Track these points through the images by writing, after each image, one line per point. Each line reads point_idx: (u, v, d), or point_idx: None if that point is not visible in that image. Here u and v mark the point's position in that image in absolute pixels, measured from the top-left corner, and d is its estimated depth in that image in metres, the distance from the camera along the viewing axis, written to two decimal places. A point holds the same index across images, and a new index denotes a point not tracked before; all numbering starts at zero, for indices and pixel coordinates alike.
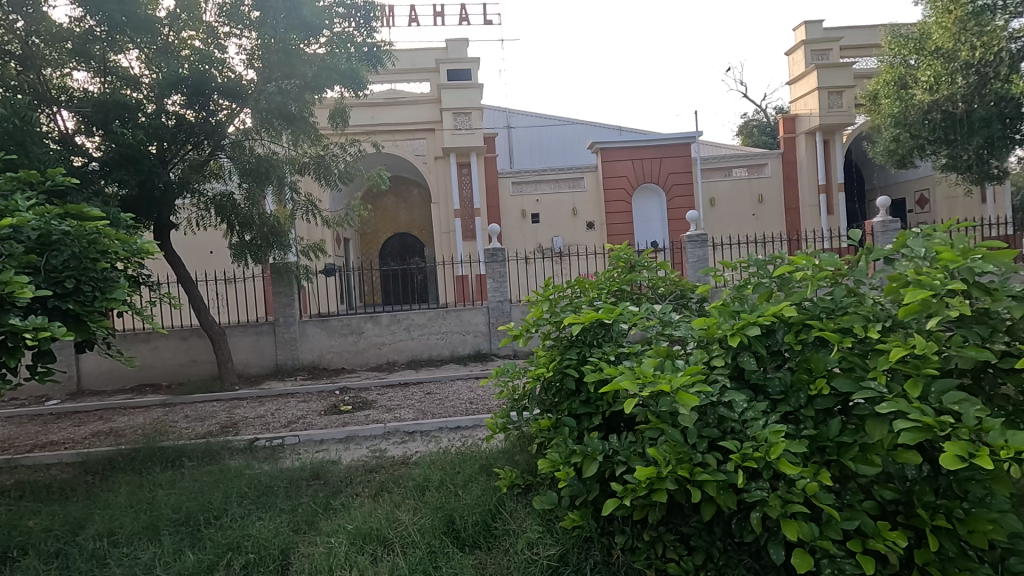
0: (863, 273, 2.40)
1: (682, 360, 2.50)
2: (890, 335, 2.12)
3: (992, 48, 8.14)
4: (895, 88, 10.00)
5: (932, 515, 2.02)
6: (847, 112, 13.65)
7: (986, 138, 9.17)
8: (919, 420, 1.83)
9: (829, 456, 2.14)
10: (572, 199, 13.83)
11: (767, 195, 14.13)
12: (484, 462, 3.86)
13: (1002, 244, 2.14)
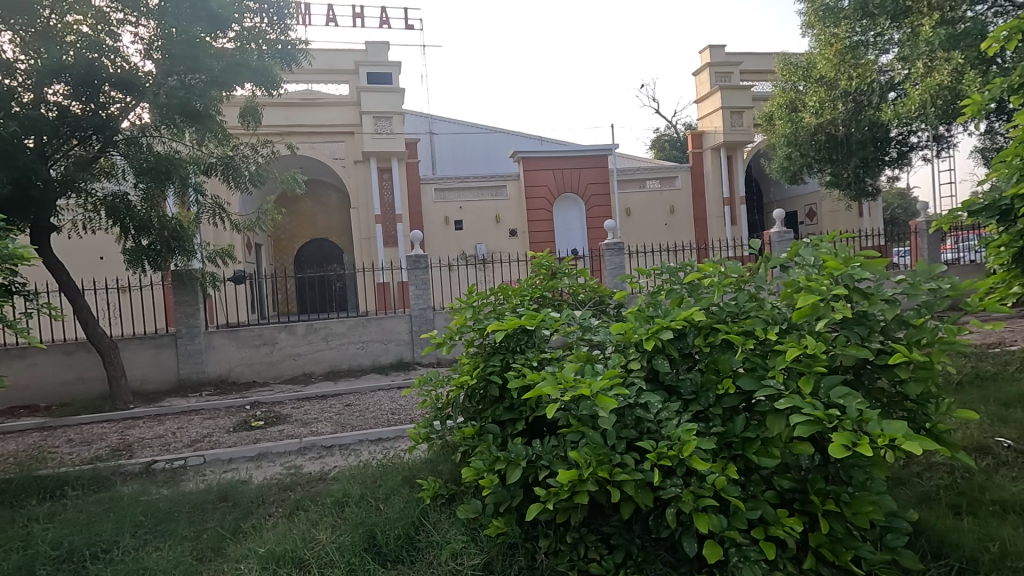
0: (762, 279, 2.59)
1: (601, 364, 2.59)
2: (787, 336, 2.31)
3: (866, 78, 9.23)
4: (787, 111, 10.90)
5: (824, 500, 2.21)
6: (747, 131, 14.77)
7: (862, 159, 10.26)
8: (811, 414, 2.00)
9: (736, 451, 2.28)
10: (495, 207, 13.93)
11: (678, 206, 14.97)
12: (406, 474, 3.77)
13: (877, 253, 2.39)
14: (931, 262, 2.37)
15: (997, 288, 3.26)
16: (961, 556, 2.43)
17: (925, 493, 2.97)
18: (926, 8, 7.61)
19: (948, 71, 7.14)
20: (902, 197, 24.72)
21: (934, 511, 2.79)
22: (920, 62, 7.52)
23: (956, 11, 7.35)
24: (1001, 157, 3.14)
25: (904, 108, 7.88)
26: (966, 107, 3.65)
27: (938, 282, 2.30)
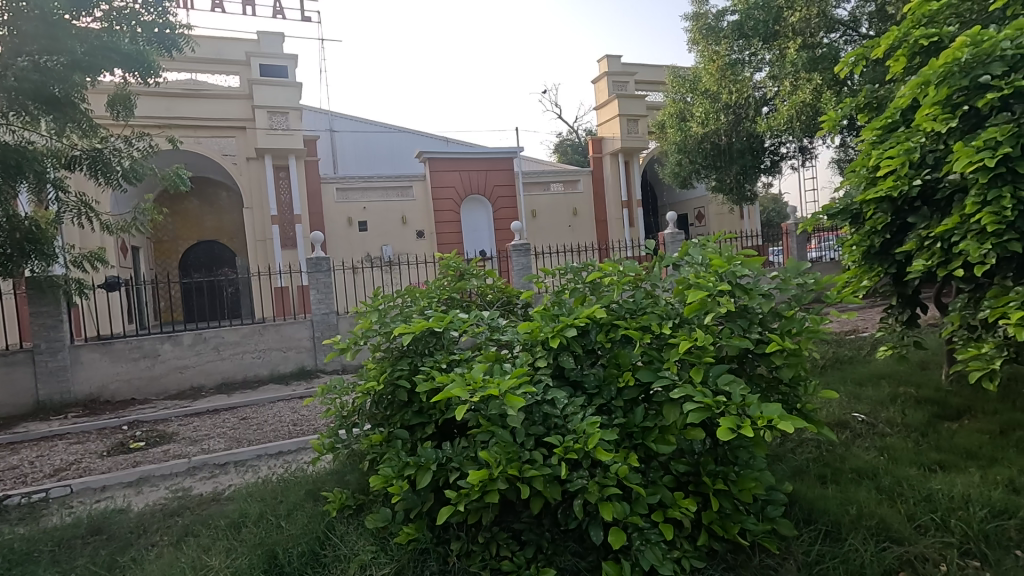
0: (657, 277, 2.76)
1: (509, 363, 2.63)
2: (679, 330, 2.48)
3: (743, 93, 10.13)
4: (677, 120, 11.76)
5: (714, 480, 2.39)
6: (642, 137, 15.66)
7: (741, 167, 11.24)
8: (701, 401, 2.16)
9: (636, 440, 2.40)
10: (401, 207, 13.64)
11: (580, 209, 15.55)
12: (311, 487, 3.59)
13: (754, 252, 2.64)
14: (799, 260, 2.66)
15: (851, 282, 3.72)
16: (827, 520, 2.74)
17: (798, 466, 3.31)
18: (791, 33, 8.52)
19: (810, 89, 7.99)
20: (776, 201, 27.50)
21: (806, 482, 3.12)
22: (787, 81, 8.37)
23: (815, 37, 8.29)
24: (852, 167, 3.58)
25: (775, 121, 8.75)
26: (824, 122, 4.12)
27: (805, 278, 2.59)
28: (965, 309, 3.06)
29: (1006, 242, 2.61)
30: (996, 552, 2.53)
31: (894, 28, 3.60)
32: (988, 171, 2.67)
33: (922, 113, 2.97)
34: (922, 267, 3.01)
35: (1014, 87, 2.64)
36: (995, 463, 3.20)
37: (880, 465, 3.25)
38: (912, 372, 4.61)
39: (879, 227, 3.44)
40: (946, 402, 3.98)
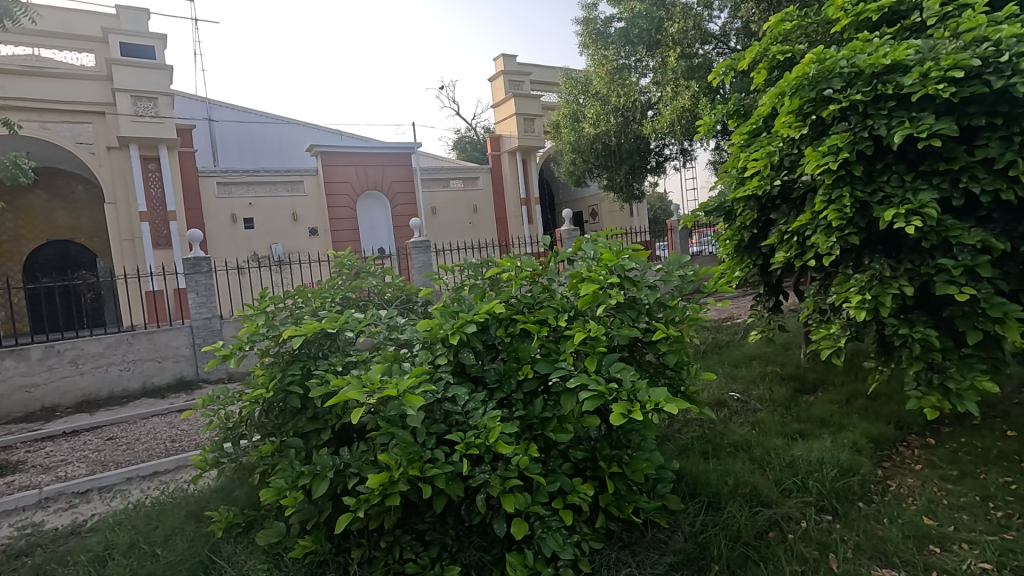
0: (553, 272, 2.84)
1: (409, 362, 2.58)
2: (574, 322, 2.58)
3: (630, 97, 10.77)
4: (570, 121, 12.19)
5: (610, 464, 2.51)
6: (538, 136, 16.04)
7: (631, 166, 11.83)
8: (595, 389, 2.25)
9: (536, 431, 2.46)
10: (291, 203, 12.86)
11: (480, 206, 15.62)
12: (192, 507, 3.29)
13: (640, 247, 2.82)
14: (680, 253, 2.87)
15: (725, 273, 4.07)
16: (710, 492, 2.98)
17: (685, 445, 3.58)
18: (671, 43, 9.15)
19: (688, 96, 8.60)
20: (662, 201, 29.53)
21: (691, 459, 3.38)
22: (670, 87, 8.96)
23: (692, 47, 8.93)
24: (725, 168, 3.92)
25: (659, 125, 9.35)
26: (700, 126, 4.47)
27: (685, 271, 2.81)
28: (817, 295, 3.47)
29: (848, 235, 2.99)
30: (845, 506, 2.90)
31: (757, 43, 3.99)
32: (833, 172, 3.04)
33: (780, 120, 3.32)
34: (782, 259, 3.37)
35: (851, 101, 3.02)
36: (844, 428, 3.66)
37: (752, 438, 3.59)
38: (778, 354, 5.14)
39: (747, 223, 3.80)
40: (805, 378, 4.50)
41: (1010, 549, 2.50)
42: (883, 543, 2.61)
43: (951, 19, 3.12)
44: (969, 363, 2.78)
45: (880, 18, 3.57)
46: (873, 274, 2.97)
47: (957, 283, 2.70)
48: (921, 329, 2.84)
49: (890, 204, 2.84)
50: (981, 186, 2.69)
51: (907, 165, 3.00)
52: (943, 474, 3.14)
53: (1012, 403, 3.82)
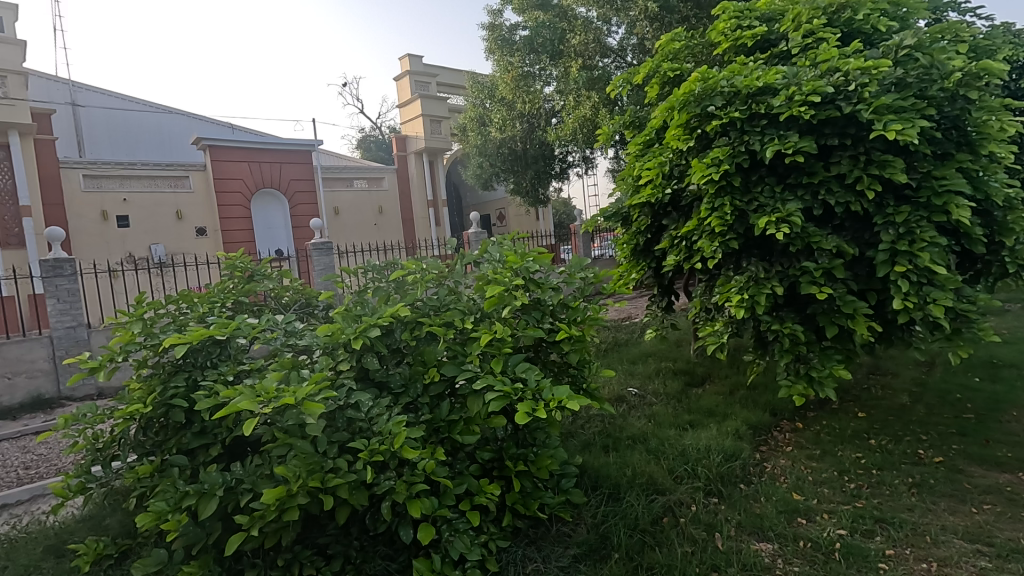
0: (459, 274, 2.88)
1: (309, 369, 2.46)
2: (480, 324, 2.61)
3: (535, 104, 11.03)
4: (477, 124, 12.35)
5: (516, 463, 2.56)
6: (445, 139, 16.09)
7: (536, 172, 12.24)
8: (501, 390, 2.27)
9: (443, 434, 2.44)
10: (174, 200, 11.77)
11: (386, 207, 15.24)
12: (51, 542, 2.90)
13: (545, 251, 2.90)
14: (581, 256, 3.01)
15: (623, 275, 4.29)
16: (610, 483, 3.13)
17: (587, 440, 3.73)
18: (573, 54, 9.52)
19: (589, 106, 8.96)
20: (565, 205, 30.57)
21: (593, 453, 3.52)
22: (572, 96, 9.32)
23: (592, 60, 9.33)
24: (621, 176, 4.15)
25: (562, 132, 9.68)
26: (600, 135, 4.70)
27: (586, 272, 2.94)
28: (704, 295, 3.78)
29: (728, 240, 3.27)
30: (728, 488, 3.17)
31: (650, 59, 4.26)
32: (715, 182, 3.32)
33: (670, 133, 3.57)
34: (673, 261, 3.62)
35: (730, 118, 3.31)
36: (727, 417, 4.00)
37: (648, 431, 3.82)
38: (671, 350, 5.52)
39: (642, 228, 4.05)
40: (694, 372, 4.87)
41: (861, 516, 2.86)
42: (761, 519, 2.87)
43: (810, 50, 3.53)
44: (828, 354, 3.15)
45: (754, 45, 3.94)
46: (750, 275, 3.28)
47: (819, 284, 3.04)
48: (789, 325, 3.17)
49: (764, 213, 3.15)
50: (836, 199, 3.06)
51: (777, 178, 3.34)
52: (809, 454, 3.53)
53: (863, 388, 4.39)
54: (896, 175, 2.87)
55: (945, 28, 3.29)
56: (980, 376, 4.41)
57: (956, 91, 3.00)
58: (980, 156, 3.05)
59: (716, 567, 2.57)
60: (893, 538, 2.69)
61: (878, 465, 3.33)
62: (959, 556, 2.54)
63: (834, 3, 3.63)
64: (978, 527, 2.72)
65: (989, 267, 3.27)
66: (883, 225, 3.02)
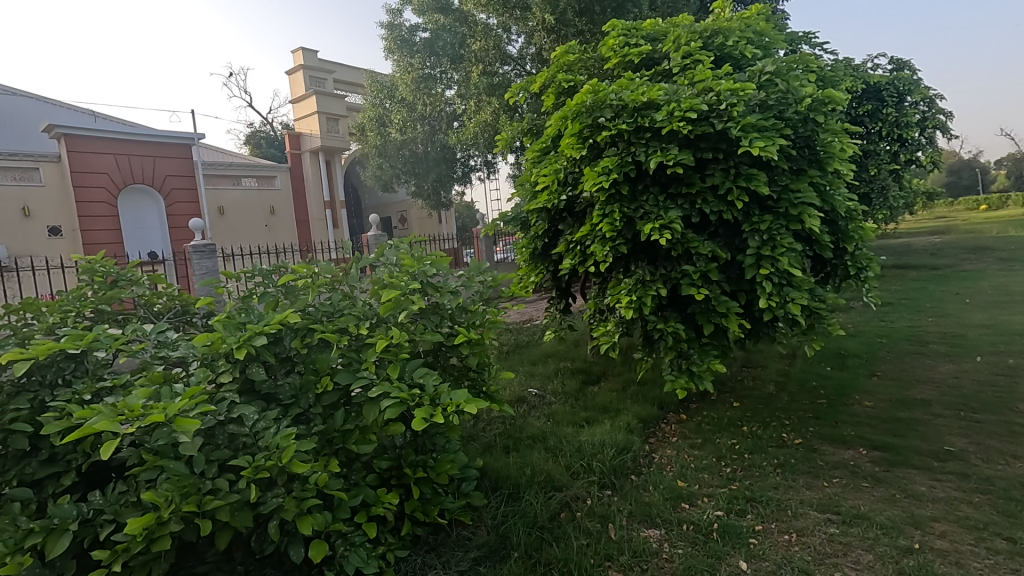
0: (354, 279, 2.84)
1: (183, 383, 2.25)
2: (376, 330, 2.54)
3: (436, 107, 10.99)
4: (376, 125, 12.04)
5: (415, 470, 2.51)
6: (343, 138, 15.62)
7: (438, 176, 12.20)
8: (397, 396, 2.21)
9: (337, 445, 2.33)
10: (21, 195, 10.19)
11: (279, 207, 14.38)
12: None
13: (443, 254, 2.92)
14: (480, 260, 3.07)
15: (523, 279, 4.39)
16: (510, 483, 3.18)
17: (488, 443, 3.76)
18: (474, 59, 9.60)
19: (489, 112, 9.09)
20: (468, 209, 30.76)
21: (493, 455, 3.56)
22: (474, 101, 9.47)
23: (493, 66, 9.40)
24: (520, 181, 4.25)
25: (464, 136, 9.76)
26: (499, 140, 4.79)
27: (484, 277, 3.00)
28: (597, 297, 3.96)
29: (618, 245, 3.46)
30: (621, 480, 3.34)
31: (546, 69, 4.42)
32: (605, 190, 3.49)
33: (564, 141, 3.71)
34: (568, 265, 3.77)
35: (618, 130, 3.51)
36: (620, 412, 4.22)
37: (547, 429, 3.93)
38: (569, 351, 5.73)
39: (540, 233, 4.17)
40: (591, 370, 5.10)
41: (735, 497, 3.13)
42: (650, 508, 3.05)
43: (689, 70, 3.84)
44: (705, 349, 3.44)
45: (640, 62, 4.20)
46: (638, 278, 3.49)
47: (697, 286, 3.30)
48: (672, 324, 3.42)
49: (649, 220, 3.36)
50: (710, 208, 3.35)
51: (660, 188, 3.57)
52: (691, 443, 3.82)
53: (736, 380, 4.84)
54: (760, 188, 3.19)
55: (798, 58, 3.73)
56: (831, 366, 5.03)
57: (808, 114, 3.40)
58: (827, 172, 3.47)
59: (609, 556, 2.69)
60: (761, 515, 2.97)
61: (749, 449, 3.67)
62: (814, 525, 2.85)
63: (709, 30, 3.99)
64: (828, 499, 3.08)
65: (836, 270, 3.72)
66: (751, 232, 3.34)
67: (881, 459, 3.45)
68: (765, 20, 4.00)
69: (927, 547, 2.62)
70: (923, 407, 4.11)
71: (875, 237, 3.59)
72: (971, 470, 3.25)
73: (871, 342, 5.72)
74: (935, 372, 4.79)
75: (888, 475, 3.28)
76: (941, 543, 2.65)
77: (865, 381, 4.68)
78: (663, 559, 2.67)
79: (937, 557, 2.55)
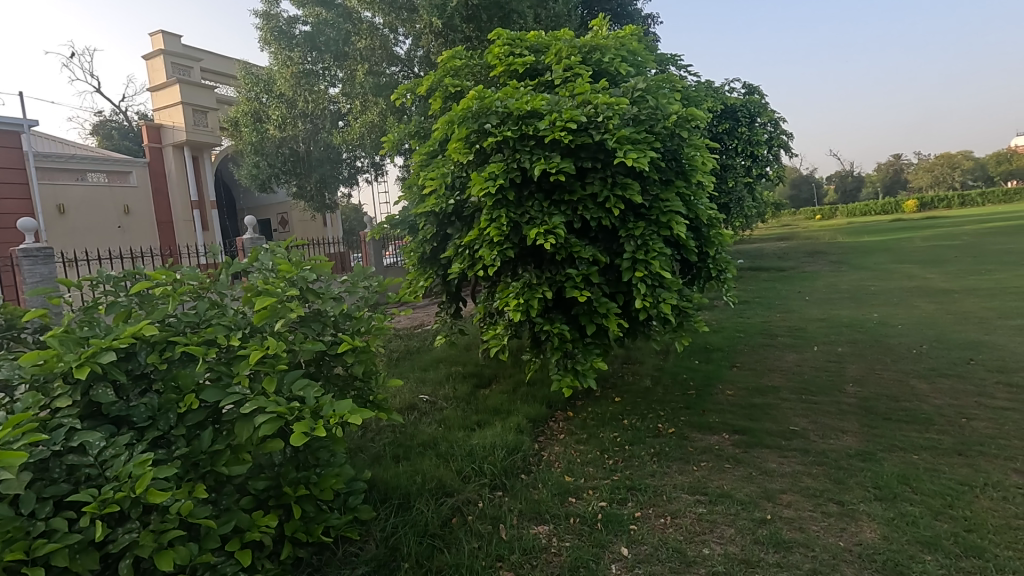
0: (224, 285, 2.63)
1: (8, 410, 1.92)
2: (249, 340, 2.36)
3: (319, 105, 10.47)
4: (252, 120, 11.21)
5: (296, 488, 2.34)
6: (212, 133, 14.35)
7: (321, 176, 11.75)
8: (274, 411, 2.05)
9: (203, 469, 2.12)
10: None
11: (133, 207, 13.10)
12: None
13: (325, 259, 2.79)
14: (365, 265, 2.97)
15: (412, 283, 4.33)
16: (400, 493, 3.10)
17: (377, 453, 3.65)
18: (359, 57, 9.29)
19: (376, 113, 8.90)
20: (355, 212, 29.78)
21: (382, 465, 3.46)
22: (359, 101, 9.27)
23: (379, 66, 9.17)
24: (408, 184, 4.20)
25: (349, 136, 9.46)
26: (385, 142, 4.70)
27: (369, 281, 2.92)
28: (486, 300, 4.02)
29: (505, 249, 3.53)
30: (512, 480, 3.40)
31: (432, 73, 4.43)
32: (492, 196, 3.55)
33: (451, 145, 3.72)
34: (457, 269, 3.78)
35: (503, 136, 3.59)
36: (510, 413, 4.29)
37: (438, 435, 3.89)
38: (460, 355, 5.73)
39: (428, 237, 4.14)
40: (482, 374, 5.15)
41: (617, 487, 3.32)
42: (539, 505, 3.13)
43: (569, 82, 4.03)
44: (588, 348, 3.62)
45: (524, 72, 4.33)
46: (525, 281, 3.59)
47: (580, 288, 3.47)
48: (558, 325, 3.55)
49: (534, 225, 3.47)
50: (590, 215, 3.53)
51: (544, 194, 3.69)
52: (578, 439, 3.99)
53: (618, 376, 5.14)
54: (633, 196, 3.42)
55: (665, 78, 4.05)
56: (699, 359, 5.52)
57: (674, 130, 3.71)
58: (692, 183, 3.80)
59: (500, 557, 2.72)
60: (640, 502, 3.18)
61: (629, 441, 3.92)
62: (685, 507, 3.10)
63: (587, 46, 4.22)
64: (698, 481, 3.37)
65: (700, 272, 4.08)
66: (627, 237, 3.56)
67: (740, 441, 3.84)
68: (637, 41, 4.31)
69: (777, 517, 2.96)
70: (773, 393, 4.65)
71: (731, 242, 3.99)
72: (810, 446, 3.73)
73: (732, 337, 6.36)
74: (782, 361, 5.44)
75: (746, 455, 3.66)
76: (787, 511, 3.01)
77: (727, 371, 5.20)
78: (552, 554, 2.76)
79: (785, 524, 2.89)
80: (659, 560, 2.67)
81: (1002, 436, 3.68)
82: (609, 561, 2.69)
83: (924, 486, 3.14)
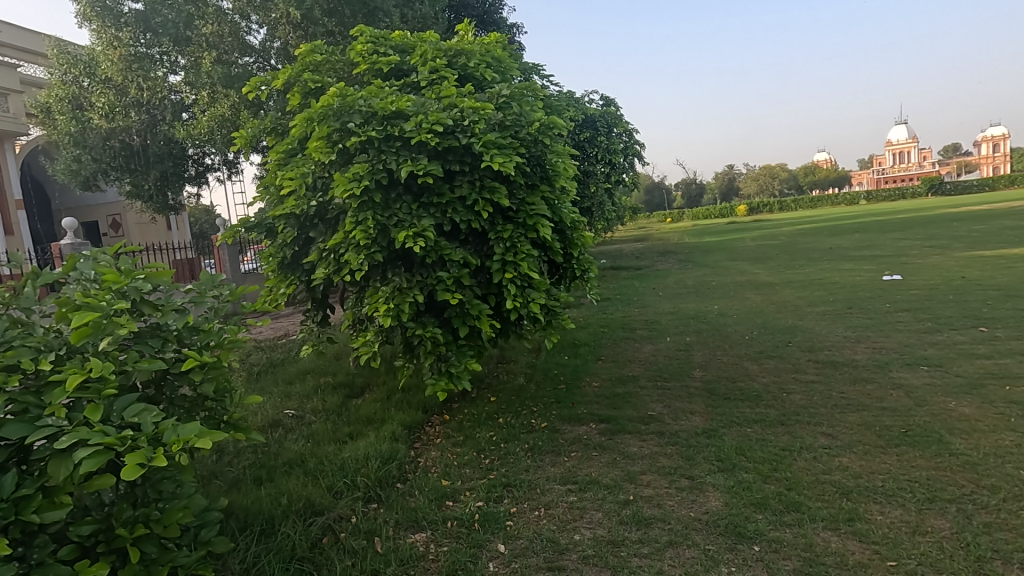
0: (31, 300, 2.23)
1: None
2: (67, 363, 2.02)
3: (157, 93, 9.36)
4: (69, 107, 9.84)
5: (132, 528, 2.04)
6: (15, 119, 12.00)
7: (161, 172, 10.28)
8: (99, 443, 1.77)
9: (4, 520, 1.76)
10: None
11: None
12: None
13: (163, 266, 2.48)
14: (212, 272, 2.71)
15: (272, 291, 4.04)
16: (262, 519, 2.86)
17: (235, 478, 3.34)
18: (205, 44, 8.40)
19: (227, 105, 8.18)
20: (206, 214, 26.97)
21: (241, 490, 3.17)
22: (205, 92, 8.41)
23: (230, 56, 8.41)
24: (264, 184, 3.91)
25: (195, 130, 8.57)
26: (237, 138, 4.33)
27: (219, 290, 2.66)
28: (355, 306, 3.87)
29: (373, 253, 3.42)
30: (386, 490, 3.29)
31: (289, 67, 4.17)
32: (357, 197, 3.42)
33: (311, 144, 3.53)
34: (322, 275, 3.59)
35: (368, 136, 3.48)
36: (384, 422, 4.17)
37: (306, 451, 3.66)
38: (329, 365, 5.45)
39: (288, 240, 3.87)
40: (353, 383, 4.94)
41: (494, 486, 3.37)
42: (416, 513, 3.07)
43: (435, 84, 4.02)
44: (461, 350, 3.64)
45: (390, 72, 4.25)
46: (395, 285, 3.52)
47: (451, 291, 3.47)
48: (430, 329, 3.52)
49: (402, 228, 3.40)
50: (459, 217, 3.54)
51: (412, 197, 3.64)
52: (454, 442, 3.99)
53: (493, 376, 5.23)
54: (501, 200, 3.49)
55: (529, 85, 4.18)
56: (568, 355, 5.81)
57: (538, 136, 3.83)
58: (556, 188, 3.96)
59: (375, 571, 2.63)
60: (515, 498, 3.26)
61: (504, 439, 4.00)
62: (557, 497, 3.24)
63: (453, 49, 4.23)
64: (568, 472, 3.53)
65: (566, 272, 4.27)
66: (496, 240, 3.63)
67: (605, 430, 4.11)
68: (501, 48, 4.40)
69: (638, 497, 3.21)
70: (633, 382, 5.04)
71: (593, 244, 4.24)
72: (665, 428, 4.09)
73: (596, 332, 6.79)
74: (641, 352, 5.92)
75: (611, 442, 3.93)
76: (647, 490, 3.28)
77: (594, 365, 5.53)
78: (429, 561, 2.72)
79: (645, 503, 3.15)
80: (534, 551, 2.75)
81: (813, 405, 4.35)
82: (486, 559, 2.72)
83: (756, 455, 3.60)
